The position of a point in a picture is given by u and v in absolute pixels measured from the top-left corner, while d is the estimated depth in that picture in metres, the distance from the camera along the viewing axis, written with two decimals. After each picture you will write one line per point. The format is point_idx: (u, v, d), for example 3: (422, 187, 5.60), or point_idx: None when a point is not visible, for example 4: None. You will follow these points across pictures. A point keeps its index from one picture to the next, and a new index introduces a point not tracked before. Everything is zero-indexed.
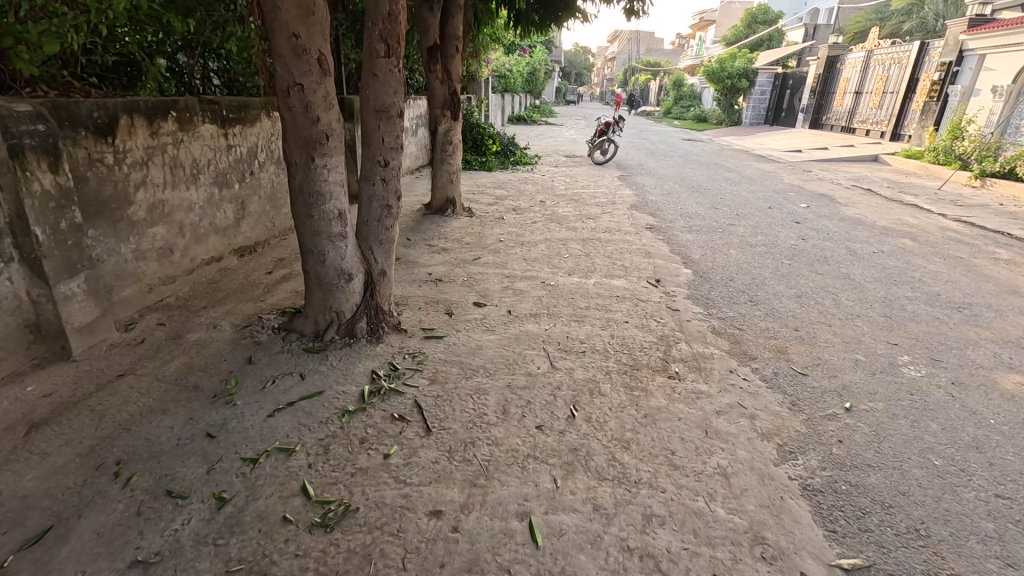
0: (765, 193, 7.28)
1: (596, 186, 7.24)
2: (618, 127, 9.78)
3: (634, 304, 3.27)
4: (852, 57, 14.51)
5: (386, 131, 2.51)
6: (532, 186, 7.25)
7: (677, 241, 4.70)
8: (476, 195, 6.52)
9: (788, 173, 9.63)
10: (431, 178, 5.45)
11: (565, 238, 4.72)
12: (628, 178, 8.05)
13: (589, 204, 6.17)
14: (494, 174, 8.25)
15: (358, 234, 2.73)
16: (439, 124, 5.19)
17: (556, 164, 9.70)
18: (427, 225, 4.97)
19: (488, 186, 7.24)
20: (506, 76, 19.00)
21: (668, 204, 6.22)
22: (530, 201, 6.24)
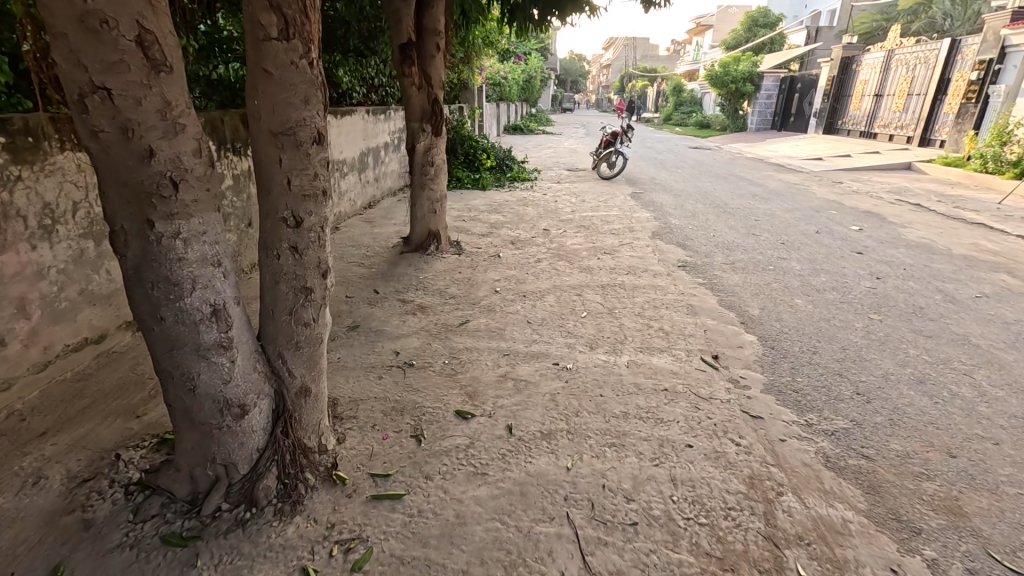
0: (804, 212, 6.27)
1: (607, 208, 6.23)
2: (626, 136, 8.80)
3: (692, 408, 2.23)
4: (870, 58, 13.64)
5: (293, 169, 1.47)
6: (534, 209, 6.23)
7: (722, 286, 3.67)
8: (467, 222, 5.49)
9: (817, 185, 8.65)
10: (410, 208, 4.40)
11: (579, 284, 3.69)
12: (643, 196, 7.04)
13: (602, 232, 5.14)
14: (489, 194, 7.23)
15: (260, 333, 1.67)
16: (418, 141, 4.14)
17: (558, 179, 8.69)
18: (402, 269, 3.93)
19: (482, 209, 6.22)
20: (501, 84, 18.05)
21: (697, 230, 5.20)
22: (531, 230, 5.21)
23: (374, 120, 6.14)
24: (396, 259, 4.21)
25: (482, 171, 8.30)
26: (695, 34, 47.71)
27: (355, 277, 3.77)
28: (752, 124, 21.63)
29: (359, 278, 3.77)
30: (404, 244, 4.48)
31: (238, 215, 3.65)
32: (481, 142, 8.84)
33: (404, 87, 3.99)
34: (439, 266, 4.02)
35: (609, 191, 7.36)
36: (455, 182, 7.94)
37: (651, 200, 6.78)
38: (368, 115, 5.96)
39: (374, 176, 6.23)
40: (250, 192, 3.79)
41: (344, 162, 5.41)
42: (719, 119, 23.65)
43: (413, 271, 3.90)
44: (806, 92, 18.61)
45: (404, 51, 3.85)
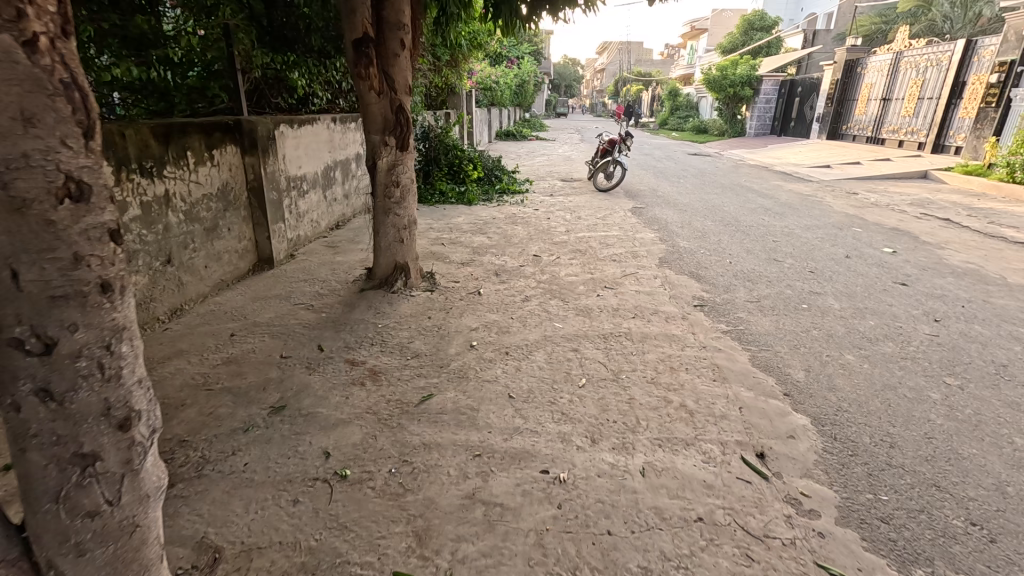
0: (825, 230, 5.62)
1: (606, 226, 5.56)
2: (625, 145, 8.13)
3: (743, 561, 1.51)
4: (876, 61, 13.09)
5: (16, 251, 0.74)
6: (523, 228, 5.54)
7: (751, 336, 2.98)
8: (447, 246, 4.79)
9: (830, 196, 8.02)
10: (372, 236, 3.68)
11: (575, 334, 2.99)
12: (644, 211, 6.36)
13: (601, 258, 4.45)
14: (474, 210, 6.54)
15: (16, 526, 0.95)
16: (379, 156, 3.42)
17: (552, 191, 8.01)
18: (359, 314, 3.21)
19: (465, 228, 5.52)
20: (492, 88, 17.42)
21: (711, 256, 4.52)
22: (519, 255, 4.51)
23: (341, 129, 5.43)
24: (355, 297, 3.49)
25: (467, 184, 7.59)
26: (689, 38, 47.47)
27: (298, 327, 3.05)
28: (751, 129, 21.10)
29: (302, 327, 3.04)
30: (367, 277, 3.77)
31: (150, 251, 2.93)
32: (467, 152, 8.13)
33: (360, 92, 3.29)
34: (405, 309, 3.31)
35: (608, 206, 6.69)
36: (437, 196, 7.23)
37: (654, 216, 6.10)
38: (334, 124, 5.25)
39: (342, 192, 5.53)
40: (170, 222, 3.07)
41: (304, 178, 4.70)
42: (716, 124, 23.12)
43: (372, 317, 3.19)
44: (807, 96, 18.07)
45: (359, 47, 3.15)
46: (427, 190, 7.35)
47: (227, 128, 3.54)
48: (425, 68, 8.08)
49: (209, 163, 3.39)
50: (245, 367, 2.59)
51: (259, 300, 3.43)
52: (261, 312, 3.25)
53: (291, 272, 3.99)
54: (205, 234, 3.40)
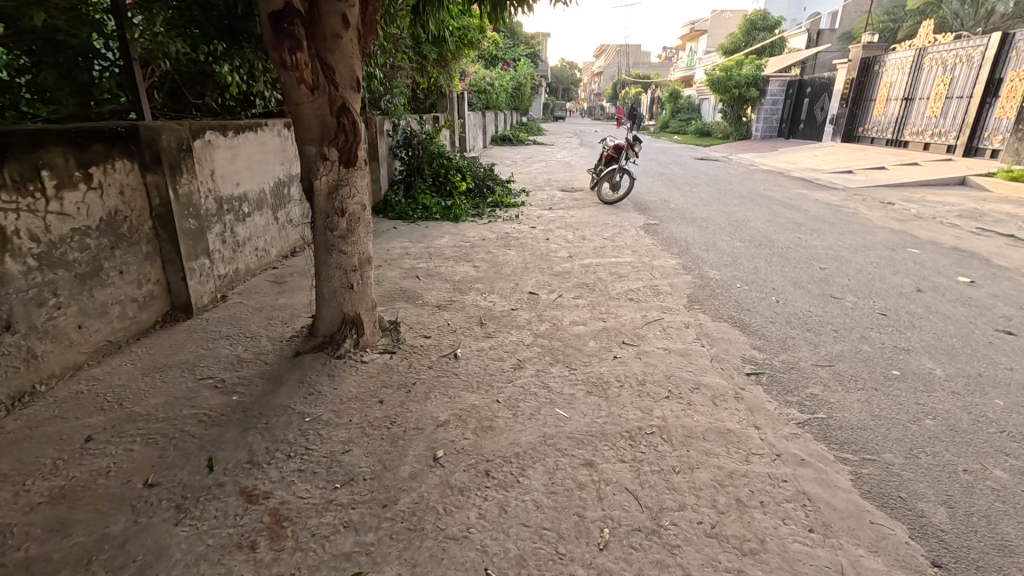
0: (878, 253, 4.72)
1: (617, 251, 4.68)
2: (633, 151, 7.23)
3: None
4: (896, 58, 12.28)
5: None
6: (517, 253, 4.63)
7: (842, 433, 2.07)
8: (423, 280, 3.88)
9: (864, 207, 7.15)
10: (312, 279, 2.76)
11: (588, 431, 2.08)
12: (659, 230, 5.46)
13: (614, 297, 3.54)
14: (461, 229, 5.62)
15: None
16: (317, 175, 2.51)
17: (551, 204, 7.12)
18: (284, 399, 2.28)
19: (448, 254, 4.62)
20: (487, 91, 16.63)
21: (750, 293, 3.62)
22: (511, 292, 3.60)
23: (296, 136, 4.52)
24: (285, 366, 2.56)
25: (455, 197, 6.70)
26: (688, 40, 46.87)
27: (189, 422, 2.12)
28: (757, 131, 20.28)
29: (195, 424, 2.11)
30: (309, 331, 2.86)
31: None
32: (455, 160, 7.24)
33: (286, 87, 2.37)
34: (349, 386, 2.39)
35: (616, 223, 5.79)
36: (419, 211, 6.33)
37: (672, 236, 5.20)
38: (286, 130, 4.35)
39: (299, 212, 4.62)
40: (8, 271, 2.14)
41: (244, 198, 3.78)
42: (720, 126, 22.30)
43: (299, 402, 2.26)
44: (817, 97, 17.24)
45: (279, 23, 2.23)
46: (408, 205, 6.44)
47: (113, 138, 2.62)
48: (407, 67, 7.19)
49: (84, 186, 2.48)
50: (77, 511, 1.66)
51: (151, 373, 2.50)
52: (146, 395, 2.32)
53: (213, 323, 3.07)
54: (78, 282, 2.47)
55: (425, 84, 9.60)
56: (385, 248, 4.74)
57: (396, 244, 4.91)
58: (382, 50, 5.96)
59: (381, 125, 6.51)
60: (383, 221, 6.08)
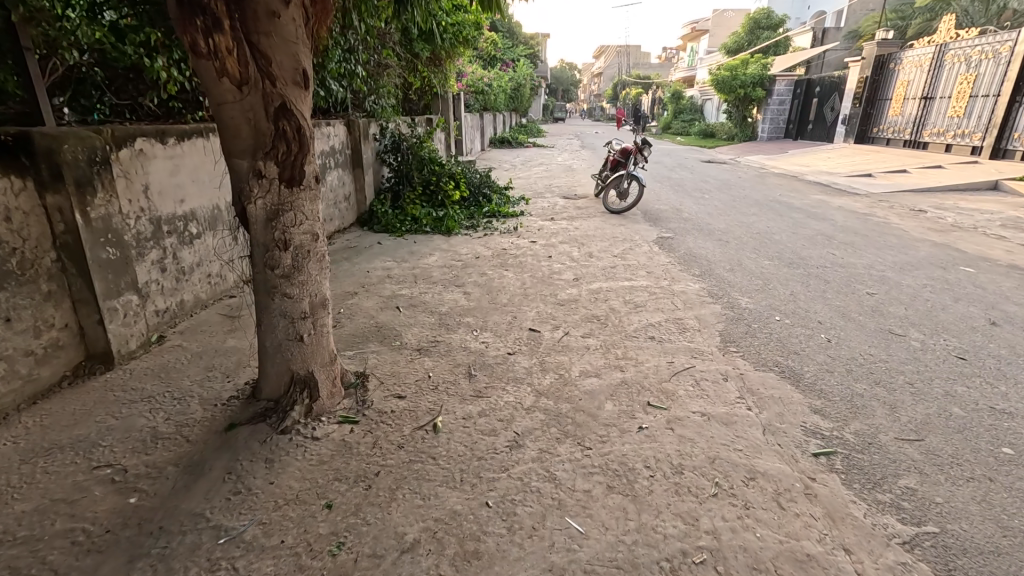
0: (927, 272, 4.13)
1: (629, 271, 4.10)
2: (643, 156, 6.63)
3: None
4: (913, 55, 11.73)
5: None
6: (516, 275, 4.04)
7: (971, 565, 1.47)
8: (403, 312, 3.29)
9: (893, 215, 6.58)
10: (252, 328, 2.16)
11: (613, 561, 1.48)
12: (675, 245, 4.88)
13: (631, 336, 2.95)
14: (452, 244, 5.03)
15: None
16: (249, 196, 1.91)
17: (552, 213, 6.54)
18: (199, 504, 1.69)
19: (436, 276, 4.03)
20: (485, 92, 16.08)
21: (793, 328, 3.03)
22: (507, 329, 3.01)
23: None
24: (211, 445, 1.97)
25: (448, 207, 6.12)
26: (689, 40, 46.46)
27: (56, 548, 1.52)
28: (762, 132, 19.73)
29: (62, 551, 1.51)
30: (250, 392, 2.26)
31: None
32: (449, 167, 6.66)
33: (203, 81, 1.78)
34: (290, 480, 1.79)
35: (625, 236, 5.21)
36: (408, 224, 5.74)
37: (690, 253, 4.62)
38: None
39: None
40: None
41: (191, 217, 3.19)
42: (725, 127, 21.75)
43: (217, 508, 1.66)
44: (825, 96, 16.69)
45: None
46: (396, 216, 5.86)
47: None
48: (396, 65, 6.61)
49: None
50: None
51: (32, 458, 1.90)
52: (12, 497, 1.71)
53: (137, 377, 2.46)
54: None
55: (418, 84, 9.03)
56: (364, 270, 4.16)
57: (378, 265, 4.32)
58: (365, 45, 5.38)
59: (365, 129, 5.93)
60: (367, 235, 5.49)
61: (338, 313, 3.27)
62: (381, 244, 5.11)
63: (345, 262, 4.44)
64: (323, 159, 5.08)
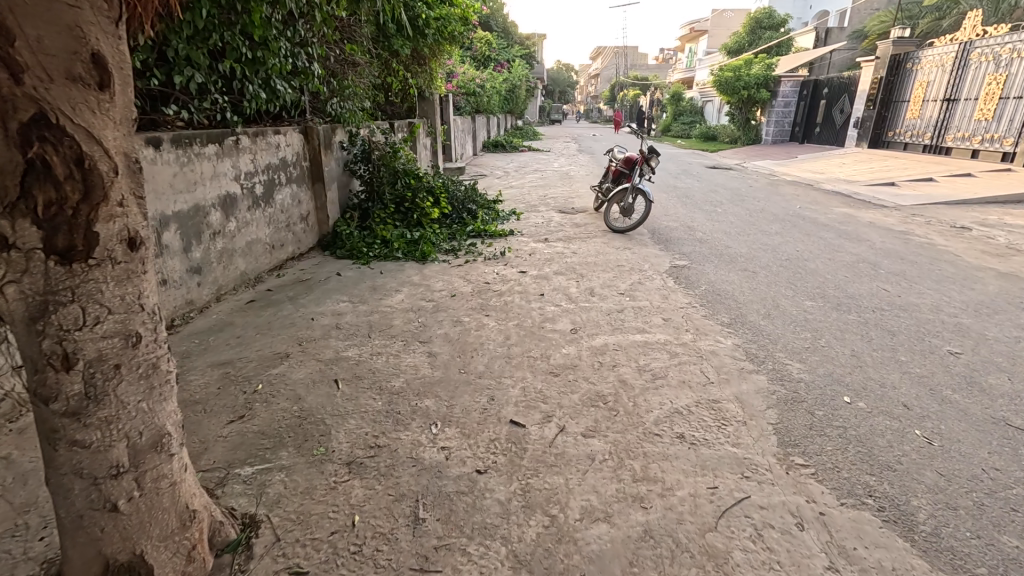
0: (1011, 317, 3.32)
1: (640, 318, 3.28)
2: (649, 167, 5.84)
3: None
4: (934, 54, 11.00)
5: None
6: (499, 323, 3.21)
7: None
8: (343, 390, 2.45)
9: (935, 233, 5.78)
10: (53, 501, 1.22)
11: None
12: (692, 277, 4.06)
13: (650, 433, 2.13)
14: (425, 277, 4.20)
15: None
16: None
17: (547, 232, 5.72)
18: None
19: (398, 326, 3.19)
20: (478, 93, 15.30)
21: (871, 417, 2.21)
22: (479, 421, 2.19)
23: (169, 159, 3.09)
24: None
25: (425, 227, 5.30)
26: (687, 41, 45.83)
27: None
28: (767, 135, 19.00)
29: None
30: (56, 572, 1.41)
31: None
32: (429, 180, 5.85)
33: None
34: None
35: (633, 265, 4.38)
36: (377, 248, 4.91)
37: (712, 288, 3.80)
38: (146, 150, 2.90)
39: (179, 266, 3.20)
40: None
41: None
42: (728, 130, 21.00)
43: None
44: (834, 98, 15.97)
45: None
46: (363, 238, 5.03)
47: None
48: (367, 62, 5.77)
49: None
50: None
51: None
52: None
53: None
54: None
55: (399, 83, 8.19)
56: (307, 318, 3.33)
57: (328, 308, 3.49)
58: (324, 38, 4.54)
59: (329, 136, 5.08)
60: (326, 263, 4.65)
61: (254, 391, 2.43)
62: (340, 275, 4.27)
63: (288, 303, 3.60)
64: (271, 174, 4.24)
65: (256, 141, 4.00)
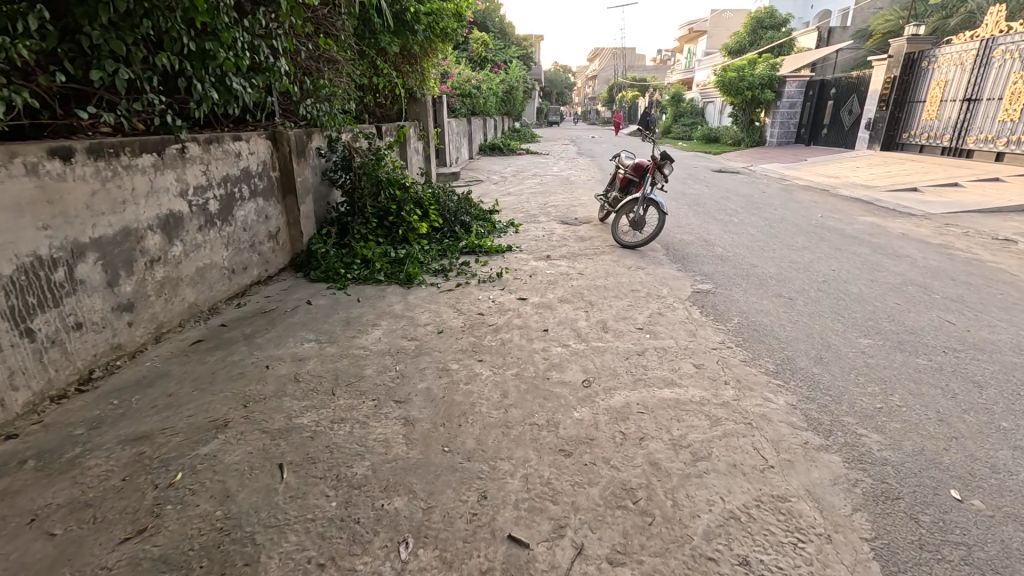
0: None
1: (666, 364, 2.71)
2: (660, 175, 5.26)
3: None
4: (953, 52, 10.50)
5: None
6: (494, 372, 2.63)
7: None
8: (290, 480, 1.86)
9: (978, 247, 5.23)
10: None
11: None
12: (719, 306, 3.49)
13: (702, 557, 1.54)
14: (408, 307, 3.61)
15: None
16: None
17: (549, 248, 5.15)
18: None
19: (371, 377, 2.60)
20: (475, 95, 14.76)
21: (997, 528, 1.63)
22: (467, 538, 1.60)
23: (87, 173, 2.49)
24: None
25: (412, 244, 4.71)
26: (686, 42, 45.43)
27: None
28: (771, 137, 18.51)
29: None
30: None
31: None
32: (417, 190, 5.27)
33: None
34: None
35: (650, 290, 3.81)
36: (357, 269, 4.33)
37: (746, 321, 3.23)
38: (52, 163, 2.31)
39: (102, 304, 2.61)
40: None
41: None
42: (731, 132, 20.48)
43: None
44: (842, 99, 15.47)
45: None
46: (341, 258, 4.45)
47: None
48: (347, 60, 5.20)
49: None
50: None
51: None
52: None
53: None
54: None
55: (387, 84, 7.62)
56: (262, 365, 2.74)
57: (289, 351, 2.90)
58: (293, 28, 3.96)
59: (302, 142, 4.50)
60: (297, 288, 4.05)
61: (169, 484, 1.83)
62: (310, 304, 3.69)
63: (243, 344, 3.01)
64: (230, 187, 3.65)
65: (209, 150, 3.41)
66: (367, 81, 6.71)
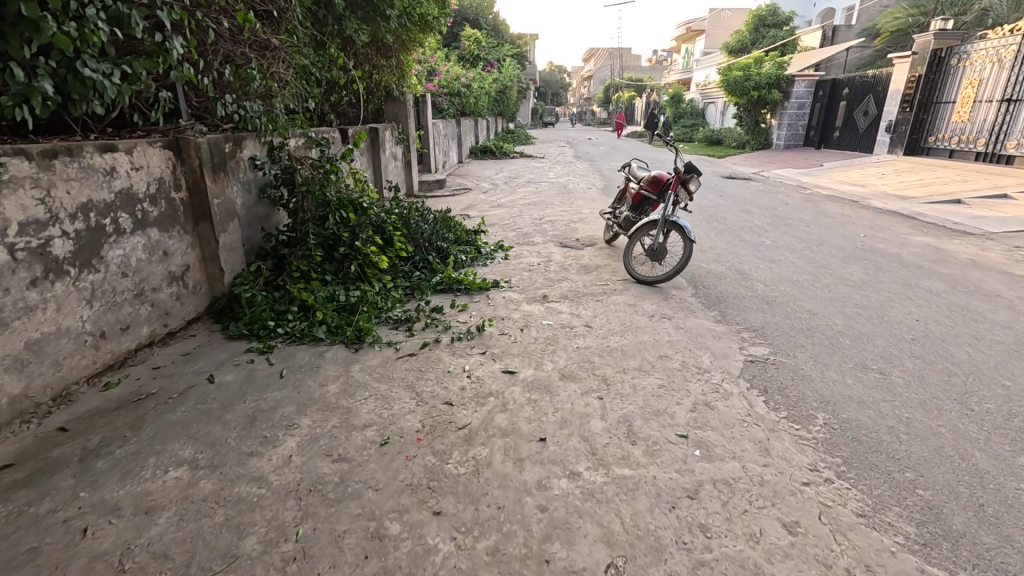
0: None
1: (737, 522, 1.68)
2: (683, 193, 4.18)
3: None
4: (990, 48, 9.63)
5: None
6: (457, 547, 1.59)
7: None
8: None
9: None
10: None
11: None
12: (788, 390, 2.46)
13: None
14: (347, 390, 2.55)
15: None
16: None
17: (545, 283, 4.12)
18: None
19: (250, 561, 1.55)
20: (464, 94, 13.72)
21: None
22: None
23: None
24: None
25: (370, 281, 3.67)
26: (684, 42, 44.61)
27: None
28: (778, 140, 17.59)
29: None
30: None
31: None
32: (381, 210, 4.23)
33: None
34: None
35: (684, 359, 2.78)
36: (293, 319, 3.27)
37: (837, 422, 2.20)
38: None
39: None
40: None
41: None
42: (736, 134, 19.51)
43: None
44: (856, 100, 14.58)
45: None
46: (274, 303, 3.39)
47: None
48: (289, 47, 4.14)
49: None
50: None
51: None
52: None
53: None
54: None
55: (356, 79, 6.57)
56: (80, 525, 1.68)
57: (137, 490, 1.84)
58: None
59: (221, 151, 3.43)
60: (205, 352, 2.99)
61: None
62: (211, 383, 2.62)
63: (73, 471, 1.94)
64: (95, 218, 2.58)
65: (52, 167, 2.33)
66: (329, 75, 5.65)
